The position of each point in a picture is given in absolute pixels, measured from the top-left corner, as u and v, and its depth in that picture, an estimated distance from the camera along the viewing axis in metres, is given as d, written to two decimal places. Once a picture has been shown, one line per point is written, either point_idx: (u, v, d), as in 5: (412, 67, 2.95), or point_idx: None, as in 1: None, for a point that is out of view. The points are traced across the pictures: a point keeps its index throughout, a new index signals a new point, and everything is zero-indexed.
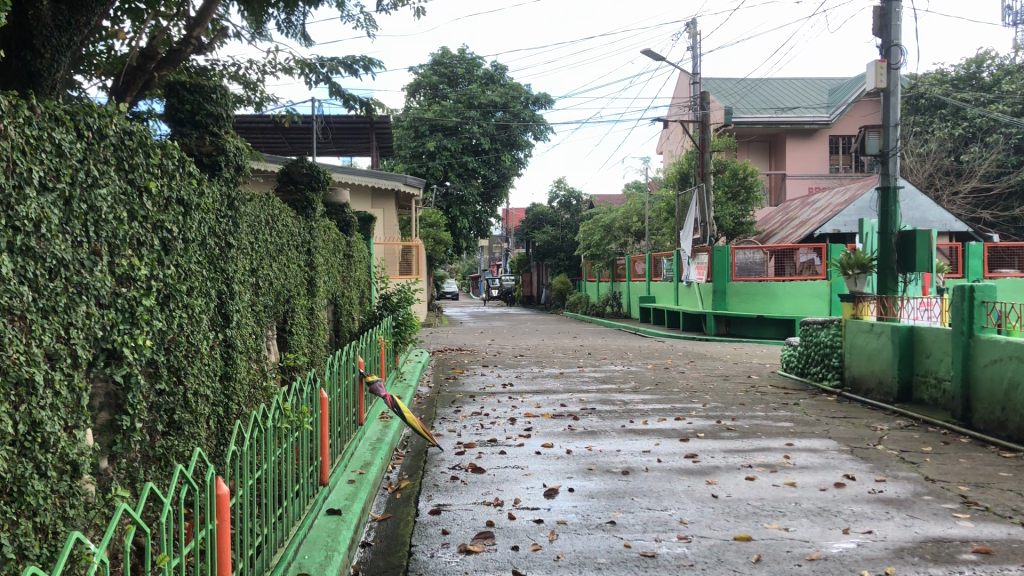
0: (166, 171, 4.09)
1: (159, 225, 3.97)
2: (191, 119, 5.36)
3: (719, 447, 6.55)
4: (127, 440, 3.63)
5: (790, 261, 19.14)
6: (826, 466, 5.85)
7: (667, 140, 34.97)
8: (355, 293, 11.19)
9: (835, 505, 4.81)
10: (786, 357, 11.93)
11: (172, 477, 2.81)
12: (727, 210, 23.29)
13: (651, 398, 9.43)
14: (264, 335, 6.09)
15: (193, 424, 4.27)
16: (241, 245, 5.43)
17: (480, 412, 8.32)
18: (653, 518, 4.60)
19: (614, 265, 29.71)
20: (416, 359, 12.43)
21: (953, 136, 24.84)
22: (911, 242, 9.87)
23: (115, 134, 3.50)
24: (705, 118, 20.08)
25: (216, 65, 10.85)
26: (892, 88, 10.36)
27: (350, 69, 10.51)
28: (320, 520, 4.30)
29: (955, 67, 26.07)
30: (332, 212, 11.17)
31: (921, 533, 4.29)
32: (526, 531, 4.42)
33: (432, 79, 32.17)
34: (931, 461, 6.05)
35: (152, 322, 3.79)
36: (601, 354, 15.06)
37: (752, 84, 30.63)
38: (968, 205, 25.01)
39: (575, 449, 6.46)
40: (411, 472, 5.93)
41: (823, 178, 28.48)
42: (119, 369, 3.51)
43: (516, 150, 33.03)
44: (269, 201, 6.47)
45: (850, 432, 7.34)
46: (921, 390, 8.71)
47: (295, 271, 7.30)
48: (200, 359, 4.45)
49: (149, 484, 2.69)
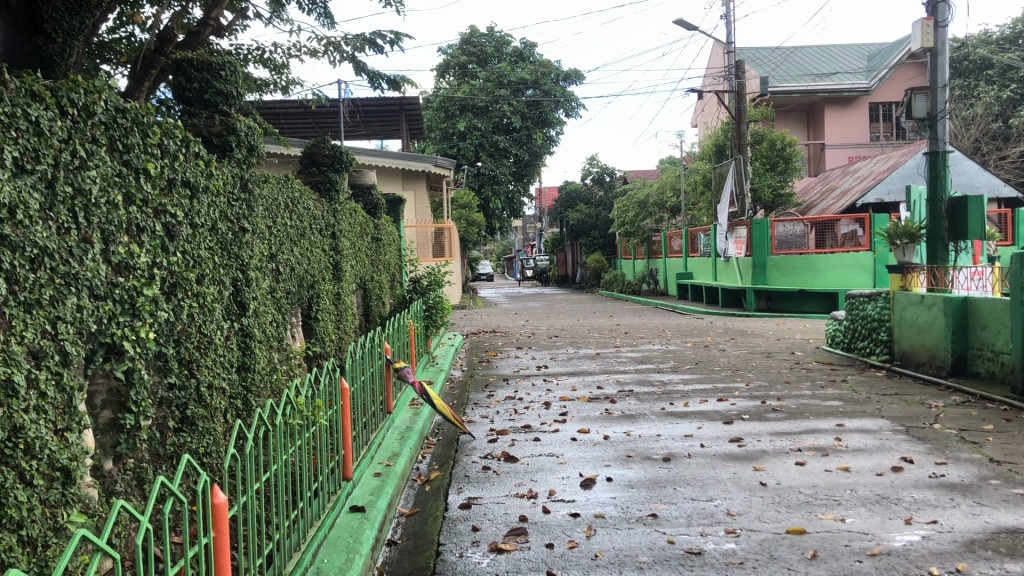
0: (167, 151, 3.83)
1: (161, 210, 3.72)
2: (200, 97, 5.16)
3: (765, 429, 6.21)
4: (133, 438, 3.40)
5: (831, 233, 18.62)
6: (881, 448, 5.48)
7: (701, 111, 34.36)
8: (384, 276, 10.97)
9: (894, 492, 4.46)
10: (832, 332, 11.53)
11: (153, 486, 2.50)
12: (765, 181, 22.71)
13: (691, 377, 9.11)
14: (288, 323, 5.87)
15: (208, 419, 4.04)
16: (257, 229, 5.17)
17: (513, 396, 8.05)
18: (697, 510, 4.29)
19: (649, 242, 29.25)
20: (449, 342, 12.19)
21: (1000, 100, 24.01)
22: (962, 208, 9.36)
23: (104, 112, 3.23)
24: (741, 88, 19.52)
25: (240, 50, 10.63)
26: (939, 47, 9.83)
27: (375, 46, 10.23)
28: (342, 519, 4.04)
29: (1000, 27, 25.12)
30: (358, 194, 10.96)
31: (993, 523, 3.94)
32: (561, 527, 4.14)
33: (460, 59, 31.87)
34: (994, 441, 5.67)
35: (157, 313, 3.55)
36: (638, 332, 14.72)
37: (788, 52, 29.94)
38: (1016, 170, 24.20)
39: (613, 435, 6.15)
40: (441, 462, 5.68)
41: (863, 146, 27.75)
42: (120, 364, 3.29)
43: (547, 127, 32.59)
44: (289, 183, 6.25)
45: (904, 410, 6.95)
46: (977, 363, 8.28)
47: (319, 256, 7.05)
48: (215, 350, 4.21)
49: (123, 501, 2.39)
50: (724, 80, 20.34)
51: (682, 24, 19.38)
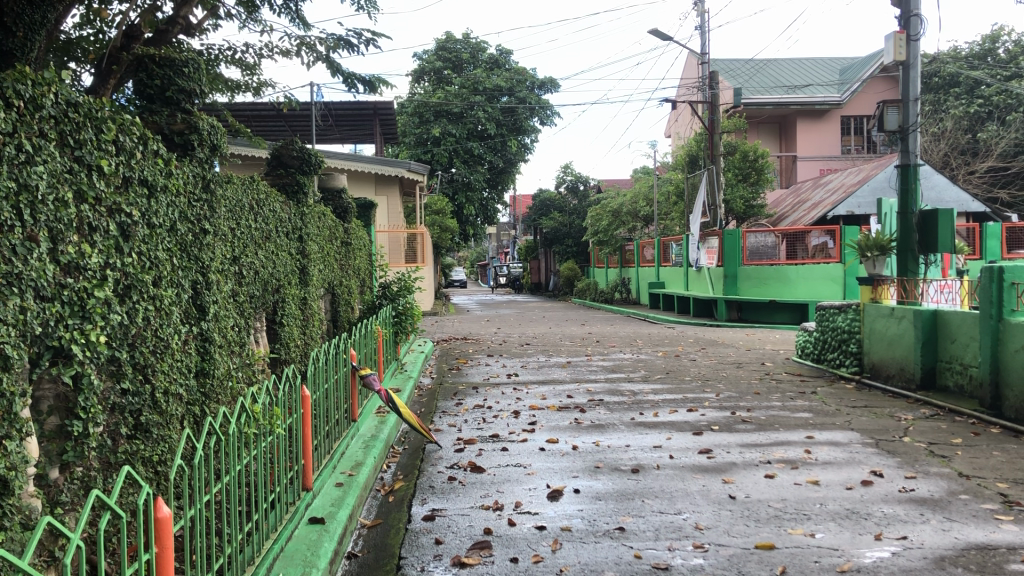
0: (122, 148, 3.70)
1: (115, 209, 3.59)
2: (162, 95, 5.02)
3: (734, 441, 6.15)
4: (81, 447, 3.24)
5: (801, 244, 18.76)
6: (851, 461, 5.44)
7: (675, 122, 34.52)
8: (354, 280, 10.83)
9: (863, 507, 4.41)
10: (802, 343, 11.53)
11: (87, 502, 2.34)
12: (737, 193, 22.82)
13: (661, 387, 9.02)
14: (251, 328, 5.74)
15: (164, 426, 3.89)
16: (219, 231, 5.04)
17: (482, 405, 7.94)
18: (665, 523, 4.21)
19: (622, 251, 29.28)
20: (419, 349, 12.06)
21: (969, 115, 24.30)
22: (932, 221, 9.39)
23: (53, 106, 3.10)
24: (714, 99, 19.59)
25: (212, 49, 10.45)
26: (912, 61, 9.85)
27: (350, 46, 10.10)
28: (301, 531, 3.92)
29: (969, 44, 25.47)
30: (328, 198, 10.82)
31: (962, 539, 3.89)
32: (527, 541, 4.03)
33: (435, 64, 31.79)
34: (963, 455, 5.65)
35: (109, 316, 3.41)
36: (609, 341, 14.66)
37: (761, 64, 30.17)
38: (985, 184, 24.46)
39: (582, 445, 6.06)
40: (406, 472, 5.56)
41: (834, 159, 27.98)
42: (68, 369, 3.15)
43: (522, 135, 32.57)
44: (253, 185, 6.10)
45: (873, 422, 6.93)
46: (945, 376, 8.30)
47: (285, 260, 6.90)
48: (172, 355, 4.07)
49: (49, 518, 2.24)
50: (697, 92, 20.40)
51: (656, 34, 19.43)
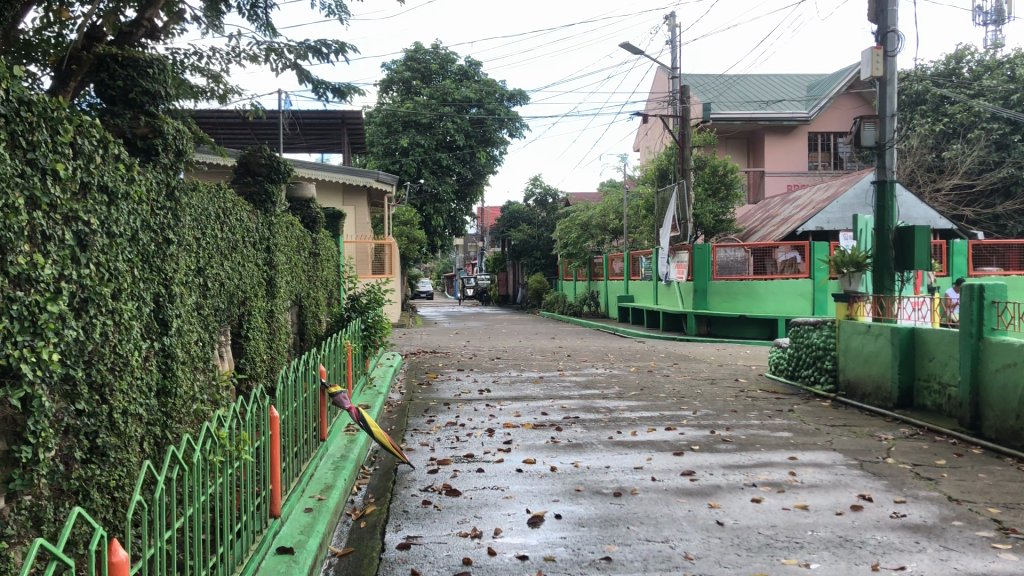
0: (81, 151, 3.45)
1: (72, 216, 3.33)
2: (124, 97, 4.75)
3: (716, 462, 5.99)
4: (30, 474, 2.96)
5: (770, 259, 18.91)
6: (837, 484, 5.29)
7: (644, 136, 34.63)
8: (321, 293, 10.52)
9: (857, 534, 4.25)
10: (775, 360, 11.42)
11: (29, 555, 2.10)
12: (707, 207, 22.78)
13: (637, 404, 8.84)
14: (215, 342, 5.48)
15: (121, 449, 3.62)
16: (184, 240, 4.80)
17: (455, 423, 7.70)
18: (653, 553, 4.02)
19: (591, 264, 29.23)
20: (388, 363, 11.80)
21: (934, 132, 24.60)
22: (909, 239, 9.32)
23: (5, 103, 2.85)
24: (685, 112, 19.56)
25: (177, 55, 10.14)
26: (888, 77, 9.84)
27: (320, 54, 9.85)
28: (268, 562, 3.68)
29: (934, 63, 25.85)
30: (296, 208, 10.53)
31: (961, 569, 3.75)
32: (508, 572, 3.82)
33: (404, 74, 31.44)
34: (949, 477, 5.53)
35: (63, 331, 3.15)
36: (580, 356, 14.49)
37: (731, 80, 30.35)
38: (950, 202, 24.68)
39: (560, 467, 5.87)
40: (378, 495, 5.32)
41: (802, 175, 28.17)
42: (17, 391, 2.87)
43: (491, 147, 32.39)
44: (221, 193, 5.85)
45: (855, 442, 6.81)
46: (923, 395, 8.23)
47: (252, 271, 6.63)
48: (132, 372, 3.81)
49: None
50: (668, 106, 20.37)
51: (627, 48, 19.41)
